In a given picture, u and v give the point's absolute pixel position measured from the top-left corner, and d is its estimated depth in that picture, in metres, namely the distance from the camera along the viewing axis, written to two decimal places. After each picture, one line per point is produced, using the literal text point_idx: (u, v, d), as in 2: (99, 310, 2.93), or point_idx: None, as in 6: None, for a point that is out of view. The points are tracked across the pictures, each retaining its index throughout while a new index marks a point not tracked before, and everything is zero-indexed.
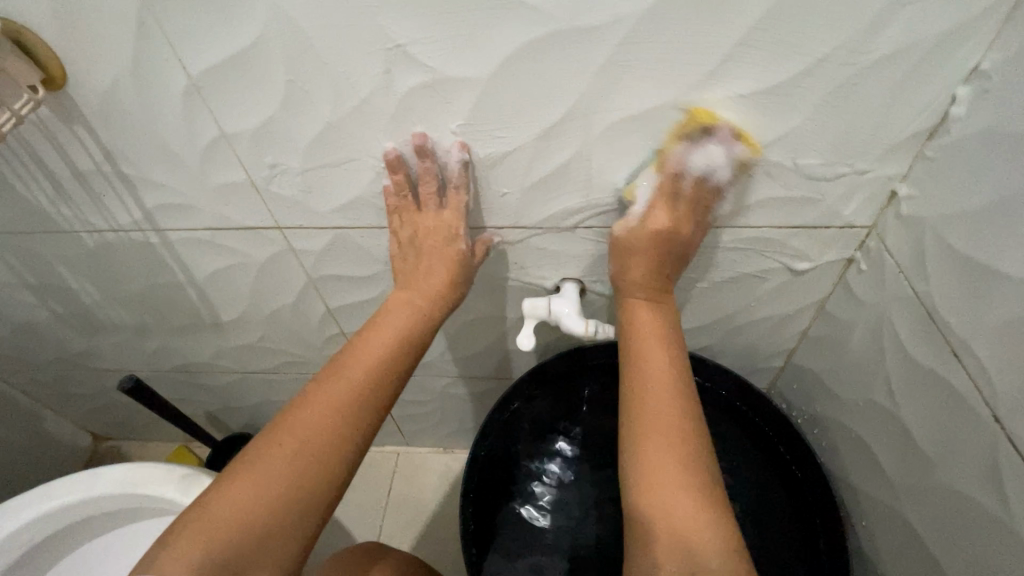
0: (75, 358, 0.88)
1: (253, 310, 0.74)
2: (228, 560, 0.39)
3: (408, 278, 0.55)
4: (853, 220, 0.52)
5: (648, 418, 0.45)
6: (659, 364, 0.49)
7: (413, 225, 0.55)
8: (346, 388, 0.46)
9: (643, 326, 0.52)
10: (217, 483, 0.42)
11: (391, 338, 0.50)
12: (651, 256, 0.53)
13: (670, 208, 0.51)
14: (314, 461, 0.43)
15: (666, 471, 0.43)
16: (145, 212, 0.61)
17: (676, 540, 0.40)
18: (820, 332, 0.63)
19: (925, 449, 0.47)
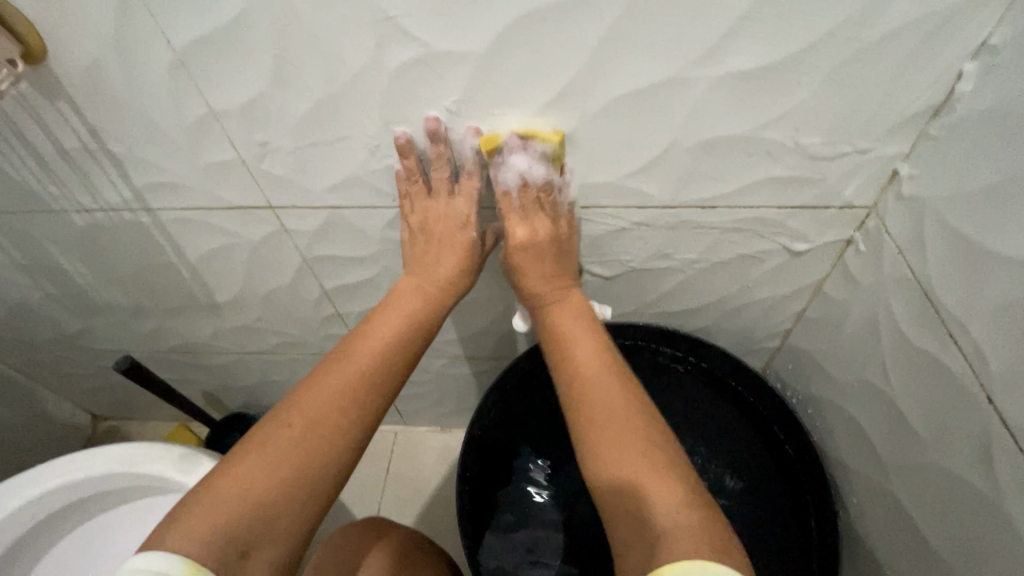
0: (71, 339, 0.88)
1: (247, 291, 0.73)
2: (238, 536, 0.38)
3: (418, 263, 0.56)
4: (853, 200, 0.52)
5: (591, 402, 0.46)
6: (588, 353, 0.50)
7: (424, 211, 0.55)
8: (354, 368, 0.47)
9: (563, 327, 0.54)
10: (224, 461, 0.42)
11: (400, 323, 0.51)
12: (538, 259, 0.56)
13: (528, 225, 0.54)
14: (325, 439, 0.43)
15: (619, 441, 0.43)
16: (135, 192, 0.60)
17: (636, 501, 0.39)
18: (816, 313, 0.63)
19: (917, 429, 0.48)
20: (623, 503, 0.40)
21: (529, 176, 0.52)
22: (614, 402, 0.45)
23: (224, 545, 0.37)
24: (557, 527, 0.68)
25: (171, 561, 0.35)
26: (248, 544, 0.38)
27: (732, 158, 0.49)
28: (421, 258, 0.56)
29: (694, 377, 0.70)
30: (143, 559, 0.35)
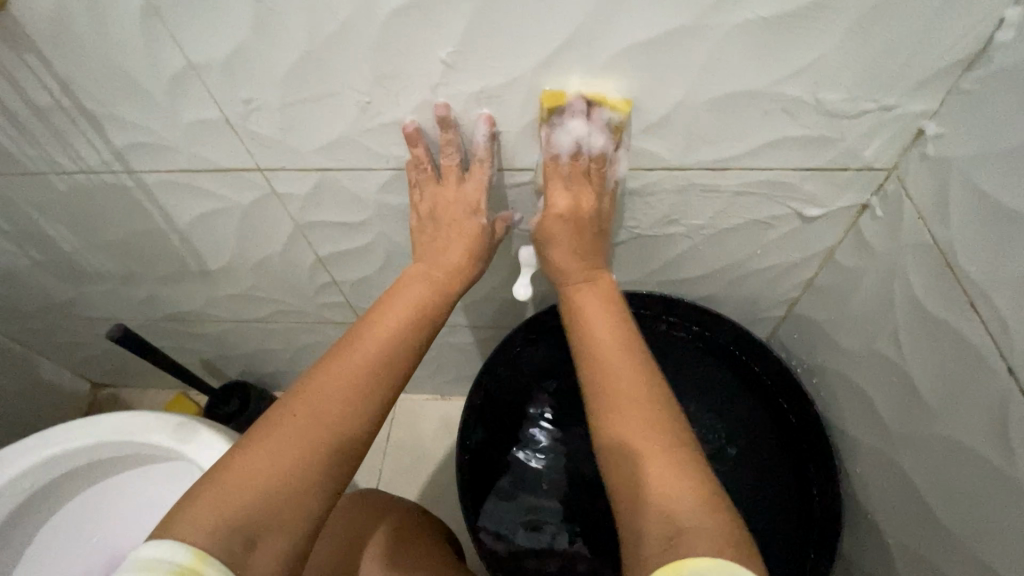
0: (62, 307, 0.86)
1: (240, 258, 0.71)
2: (243, 525, 0.37)
3: (425, 250, 0.55)
4: (873, 161, 0.49)
5: (603, 391, 0.44)
6: (607, 337, 0.48)
7: (433, 198, 0.53)
8: (360, 359, 0.45)
9: (586, 307, 0.51)
10: (231, 452, 0.41)
11: (407, 309, 0.50)
12: (573, 234, 0.53)
13: (570, 192, 0.52)
14: (332, 429, 0.42)
15: (631, 435, 0.40)
16: (115, 152, 0.57)
17: (650, 496, 0.37)
18: (826, 281, 0.61)
19: (927, 399, 0.47)
20: (638, 501, 0.38)
21: (587, 144, 0.50)
22: (631, 391, 0.43)
23: (230, 534, 0.36)
24: (557, 493, 0.67)
25: (176, 549, 0.34)
26: (255, 533, 0.37)
27: (746, 116, 0.46)
28: (431, 247, 0.55)
29: (698, 346, 0.69)
30: (151, 547, 0.34)
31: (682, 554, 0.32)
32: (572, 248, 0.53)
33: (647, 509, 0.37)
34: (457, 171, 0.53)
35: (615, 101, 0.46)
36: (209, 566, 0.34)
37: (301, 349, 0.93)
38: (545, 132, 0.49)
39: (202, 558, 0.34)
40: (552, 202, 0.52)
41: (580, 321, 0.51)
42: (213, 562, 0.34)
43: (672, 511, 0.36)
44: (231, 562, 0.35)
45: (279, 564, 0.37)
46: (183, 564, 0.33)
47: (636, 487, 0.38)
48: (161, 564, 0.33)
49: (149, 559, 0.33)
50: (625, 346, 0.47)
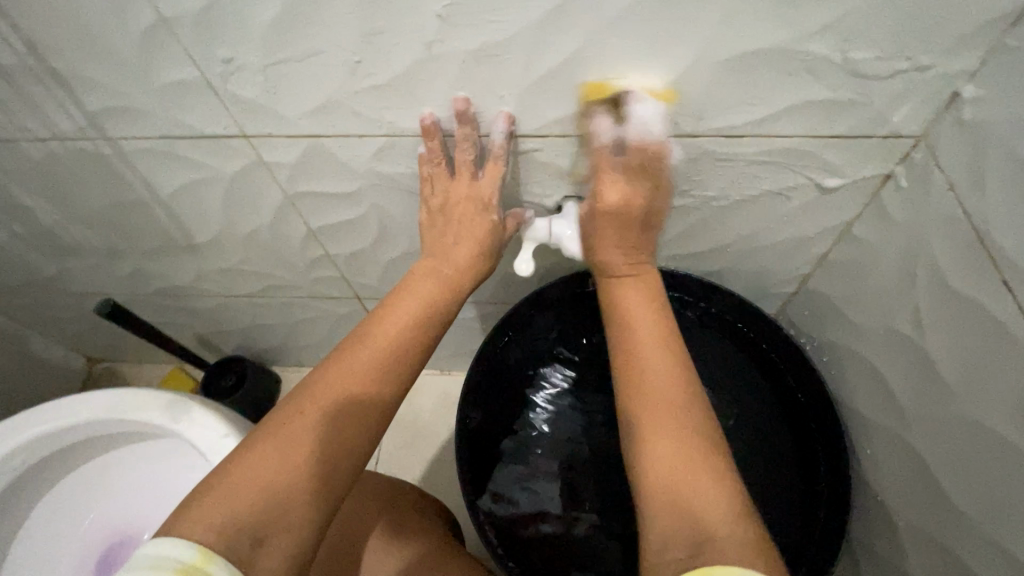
0: (49, 281, 0.84)
1: (228, 231, 0.68)
2: (248, 524, 0.36)
3: (434, 244, 0.54)
4: (900, 128, 0.45)
5: (640, 393, 0.45)
6: (652, 338, 0.48)
7: (445, 193, 0.53)
8: (367, 362, 0.45)
9: (627, 302, 0.52)
10: (236, 450, 0.40)
11: (417, 305, 0.49)
12: (620, 229, 0.52)
13: (621, 186, 0.50)
14: (341, 428, 0.42)
15: (670, 439, 0.41)
16: (89, 118, 0.53)
17: (679, 503, 0.38)
18: (841, 256, 0.59)
19: (948, 382, 0.45)
20: (662, 506, 0.38)
21: (646, 138, 0.47)
22: (670, 396, 0.43)
23: (234, 533, 0.36)
24: (558, 472, 0.66)
25: (181, 547, 0.34)
26: (259, 533, 0.36)
27: (768, 77, 0.43)
28: (439, 242, 0.53)
29: (706, 324, 0.67)
30: (158, 544, 0.34)
31: (711, 561, 0.33)
32: (620, 242, 0.52)
33: (676, 514, 0.37)
34: (472, 166, 0.51)
35: (653, 90, 0.44)
36: (213, 564, 0.33)
37: (296, 325, 0.91)
38: (596, 124, 0.47)
39: (207, 556, 0.34)
40: (599, 194, 0.51)
41: (626, 320, 0.50)
42: (219, 560, 0.34)
43: (698, 517, 0.36)
44: (236, 560, 0.35)
45: (283, 563, 0.37)
46: (187, 561, 0.33)
47: (665, 491, 0.39)
48: (166, 562, 0.33)
49: (155, 556, 0.33)
50: (666, 348, 0.47)
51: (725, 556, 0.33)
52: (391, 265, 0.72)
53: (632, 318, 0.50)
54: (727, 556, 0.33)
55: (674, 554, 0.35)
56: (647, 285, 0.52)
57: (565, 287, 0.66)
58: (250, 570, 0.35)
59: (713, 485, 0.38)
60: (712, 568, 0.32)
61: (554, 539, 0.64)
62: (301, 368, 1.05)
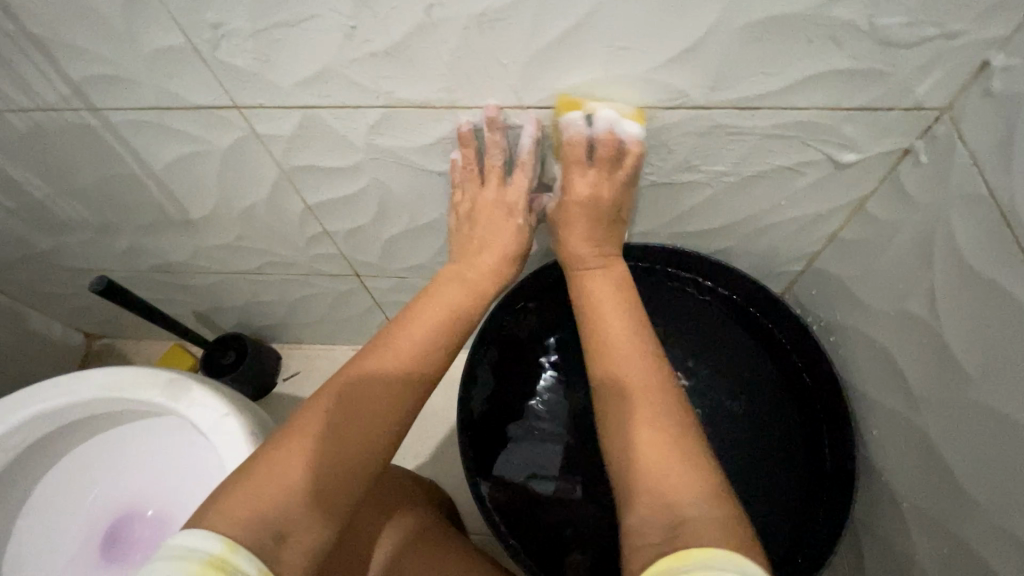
0: (43, 257, 0.82)
1: (223, 206, 0.66)
2: (273, 519, 0.37)
3: (462, 251, 0.57)
4: (924, 100, 0.43)
5: (613, 392, 0.45)
6: (621, 336, 0.48)
7: (474, 200, 0.55)
8: (395, 361, 0.46)
9: (597, 297, 0.52)
10: (266, 445, 0.41)
11: (443, 311, 0.51)
12: (590, 220, 0.53)
13: (591, 178, 0.52)
14: (364, 427, 0.43)
15: (644, 429, 0.40)
16: (74, 87, 0.51)
17: (653, 491, 0.37)
18: (853, 234, 0.57)
19: (964, 366, 0.44)
20: (638, 495, 0.38)
21: (616, 133, 0.48)
22: (641, 389, 0.43)
23: (261, 527, 0.36)
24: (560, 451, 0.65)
25: (209, 538, 0.33)
26: (284, 528, 0.37)
27: (788, 44, 0.40)
28: (470, 248, 0.57)
29: (712, 304, 0.66)
30: (185, 536, 0.34)
31: (687, 543, 0.32)
32: (587, 233, 0.54)
33: (651, 502, 0.36)
34: (502, 176, 0.54)
35: (628, 114, 0.47)
36: (240, 556, 0.33)
37: (295, 302, 0.90)
38: (565, 126, 0.48)
39: (232, 548, 0.33)
40: (570, 185, 0.52)
41: (596, 318, 0.50)
42: (245, 553, 0.34)
43: (674, 501, 0.36)
44: (264, 554, 0.35)
45: (306, 558, 0.38)
46: (215, 552, 0.33)
47: (642, 479, 0.38)
48: (193, 553, 0.32)
49: (182, 547, 0.33)
50: (634, 345, 0.47)
51: (699, 537, 0.32)
52: (391, 242, 0.70)
53: (602, 314, 0.50)
54: (702, 536, 0.32)
55: (648, 541, 0.34)
56: (614, 277, 0.53)
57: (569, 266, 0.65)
58: (276, 565, 0.35)
59: (685, 471, 0.37)
60: (686, 551, 0.31)
61: (556, 519, 0.64)
62: (301, 346, 1.05)
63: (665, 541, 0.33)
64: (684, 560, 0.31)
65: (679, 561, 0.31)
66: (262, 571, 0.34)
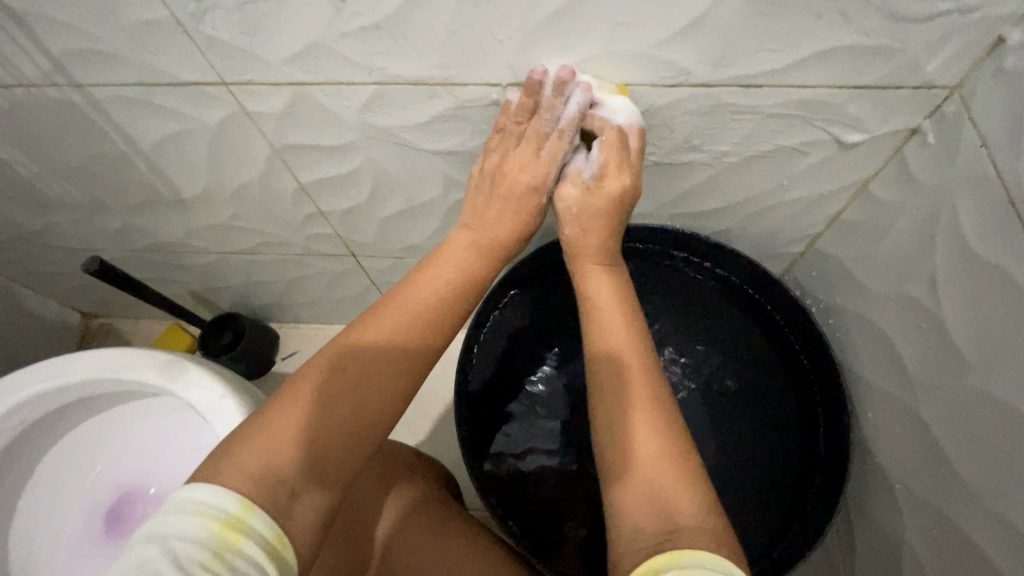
0: (34, 236, 0.81)
1: (215, 186, 0.65)
2: (288, 478, 0.38)
3: (476, 213, 0.52)
4: (934, 78, 0.42)
5: (608, 392, 0.44)
6: (619, 334, 0.47)
7: (500, 158, 0.51)
8: (397, 323, 0.45)
9: (598, 294, 0.50)
10: (279, 393, 0.42)
11: (451, 275, 0.49)
12: (604, 214, 0.51)
13: (615, 168, 0.49)
14: (376, 388, 0.43)
15: (643, 436, 0.40)
16: (55, 61, 0.49)
17: (650, 501, 0.37)
18: (855, 216, 0.56)
19: (963, 350, 0.43)
20: (633, 501, 0.38)
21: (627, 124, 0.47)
22: (640, 395, 0.43)
23: (276, 483, 0.37)
24: (558, 431, 0.66)
25: (225, 496, 0.35)
26: (297, 486, 0.38)
27: (795, 19, 0.39)
28: (483, 210, 0.52)
29: (711, 285, 0.66)
30: (201, 491, 0.36)
31: (679, 543, 0.34)
32: (602, 229, 0.52)
33: (645, 506, 0.37)
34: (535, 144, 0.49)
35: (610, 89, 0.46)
36: (254, 516, 0.35)
37: (291, 282, 0.89)
38: (599, 120, 0.46)
39: (249, 508, 0.35)
40: (602, 180, 0.50)
41: (594, 314, 0.49)
42: (259, 513, 0.36)
43: (671, 511, 0.36)
44: (277, 512, 0.37)
45: (318, 515, 0.39)
46: (231, 512, 0.35)
47: (639, 487, 0.38)
48: (212, 510, 0.35)
49: (199, 503, 0.35)
50: (631, 344, 0.46)
51: (696, 543, 0.34)
52: (386, 222, 0.69)
53: (602, 310, 0.49)
54: (696, 541, 0.34)
55: (643, 546, 0.35)
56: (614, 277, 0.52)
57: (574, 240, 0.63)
58: (289, 521, 0.37)
59: (681, 483, 0.38)
60: (679, 550, 0.33)
61: (553, 497, 0.65)
62: (298, 325, 1.04)
63: (657, 544, 0.35)
64: (678, 559, 0.33)
65: (672, 559, 0.33)
66: (273, 530, 0.36)
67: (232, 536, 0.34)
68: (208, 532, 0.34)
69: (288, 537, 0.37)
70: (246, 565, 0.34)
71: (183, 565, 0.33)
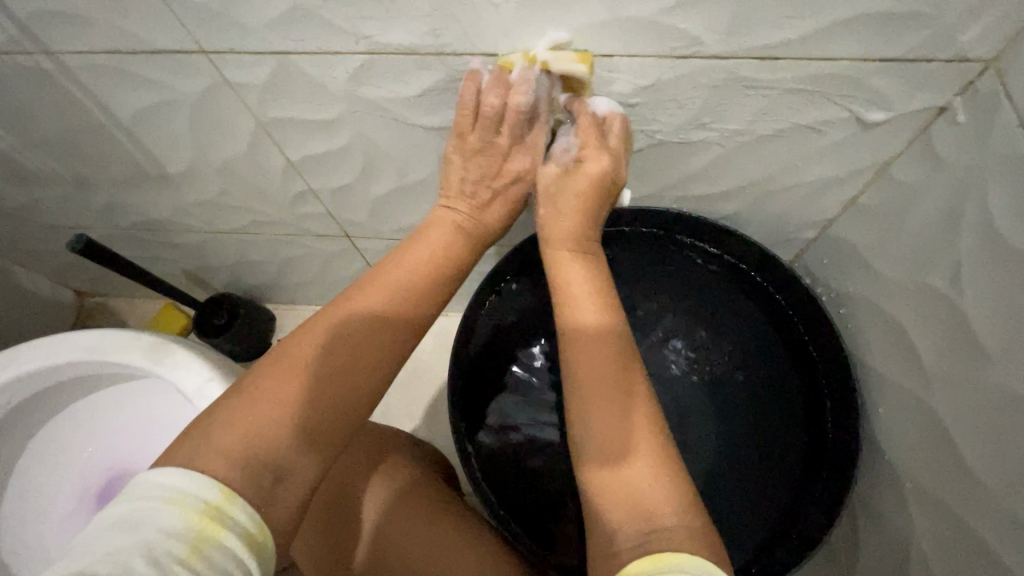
0: (21, 213, 0.79)
1: (201, 162, 0.63)
2: (270, 461, 0.36)
3: (457, 191, 0.50)
4: (967, 50, 0.38)
5: (583, 382, 0.41)
6: (592, 327, 0.43)
7: (477, 143, 0.48)
8: (383, 302, 0.43)
9: (569, 281, 0.46)
10: (252, 374, 0.40)
11: (434, 258, 0.47)
12: (582, 197, 0.47)
13: (593, 153, 0.46)
14: (348, 377, 0.41)
15: (621, 436, 0.38)
16: (24, 27, 0.46)
17: (628, 502, 0.36)
18: (872, 200, 0.53)
19: (986, 347, 0.41)
20: (610, 502, 0.37)
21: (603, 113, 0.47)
22: (614, 392, 0.40)
23: (259, 468, 0.36)
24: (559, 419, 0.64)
25: (205, 483, 0.33)
26: (281, 470, 0.37)
27: None
28: (471, 193, 0.50)
29: (718, 271, 0.63)
30: (178, 476, 0.33)
31: (660, 545, 0.33)
32: (580, 211, 0.47)
33: (623, 507, 0.36)
34: (513, 126, 0.47)
35: (571, 58, 0.42)
36: (235, 505, 0.34)
37: (284, 262, 0.87)
38: (579, 105, 0.46)
39: (231, 497, 0.34)
40: (582, 162, 0.47)
41: (566, 303, 0.45)
42: (241, 503, 0.34)
43: (650, 512, 0.35)
44: (259, 499, 0.35)
45: (298, 497, 0.38)
46: (211, 501, 0.33)
47: (615, 489, 0.37)
48: (189, 499, 0.33)
49: (177, 489, 0.33)
50: (607, 334, 0.43)
51: (676, 544, 0.33)
52: (379, 201, 0.66)
53: (572, 299, 0.45)
54: (677, 544, 0.33)
55: (622, 549, 0.34)
56: (587, 261, 0.47)
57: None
58: (271, 507, 0.36)
59: (660, 481, 0.36)
60: (660, 553, 0.33)
61: (551, 485, 0.63)
62: (295, 307, 1.02)
63: (636, 546, 0.34)
64: (659, 563, 0.32)
65: (653, 563, 0.32)
66: (254, 521, 0.35)
67: (211, 528, 0.32)
68: (185, 522, 0.32)
69: (270, 523, 0.36)
70: (223, 560, 0.32)
71: (155, 558, 0.30)
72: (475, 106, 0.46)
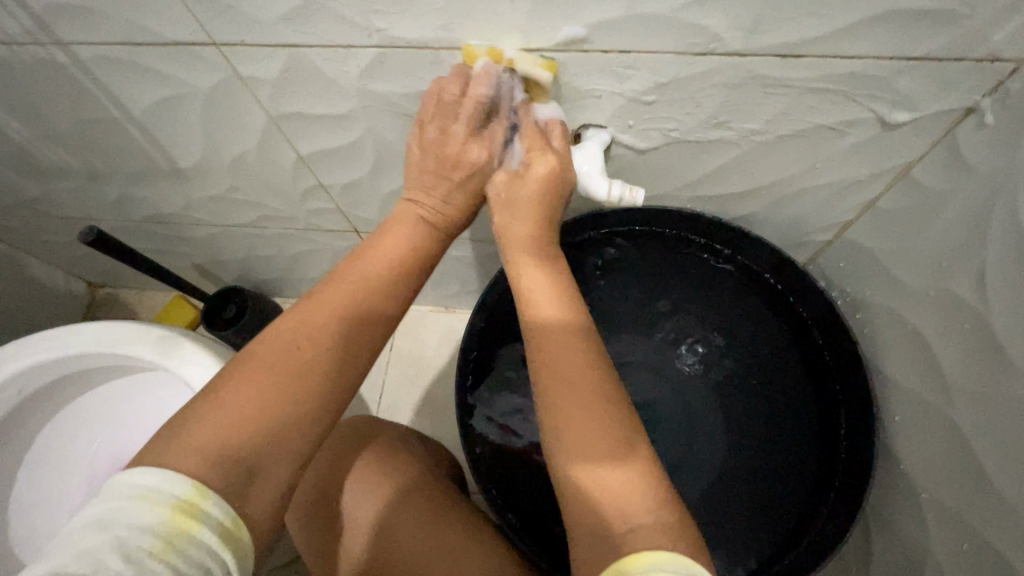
0: (35, 205, 0.80)
1: (212, 156, 0.62)
2: (244, 456, 0.36)
3: (418, 191, 0.48)
4: (999, 50, 0.37)
5: (551, 380, 0.40)
6: (557, 330, 0.42)
7: (438, 136, 0.46)
8: (342, 304, 0.42)
9: (532, 285, 0.45)
10: (218, 379, 0.39)
11: (393, 256, 0.45)
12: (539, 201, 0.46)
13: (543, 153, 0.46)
14: (301, 379, 0.39)
15: (591, 436, 0.37)
16: (37, 19, 0.46)
17: (602, 501, 0.34)
18: (894, 204, 0.51)
19: (1011, 357, 0.39)
20: (586, 502, 0.35)
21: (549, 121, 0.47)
22: (581, 392, 0.38)
23: (231, 465, 0.35)
24: None
25: (172, 479, 0.33)
26: (253, 466, 0.36)
27: None
28: (433, 187, 0.47)
29: (730, 273, 0.62)
30: (146, 474, 0.33)
31: (636, 545, 0.32)
32: (538, 213, 0.47)
33: (598, 507, 0.34)
34: (474, 120, 0.45)
35: (538, 64, 0.42)
36: (208, 500, 0.33)
37: (294, 257, 0.87)
38: (528, 109, 0.46)
39: (201, 492, 0.33)
40: (531, 165, 0.46)
41: (529, 306, 0.44)
42: (213, 497, 0.33)
43: (625, 511, 0.34)
44: (231, 495, 0.35)
45: (275, 493, 0.37)
46: (182, 497, 0.32)
47: (588, 489, 0.35)
48: (158, 496, 0.32)
49: (146, 486, 0.32)
50: (576, 333, 0.42)
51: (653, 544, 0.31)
52: (389, 198, 0.66)
53: (535, 301, 0.44)
54: (653, 543, 0.32)
55: (601, 551, 0.33)
56: (550, 264, 0.46)
57: (591, 224, 0.60)
58: (244, 503, 0.35)
59: (633, 479, 0.35)
60: (636, 554, 0.31)
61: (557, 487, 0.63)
62: None
63: (613, 548, 0.32)
64: (635, 565, 0.31)
65: (629, 566, 0.31)
66: (229, 514, 0.34)
67: (183, 523, 0.32)
68: (157, 519, 0.31)
69: (245, 518, 0.35)
70: (199, 554, 0.32)
71: (130, 554, 0.30)
72: (438, 102, 0.45)
